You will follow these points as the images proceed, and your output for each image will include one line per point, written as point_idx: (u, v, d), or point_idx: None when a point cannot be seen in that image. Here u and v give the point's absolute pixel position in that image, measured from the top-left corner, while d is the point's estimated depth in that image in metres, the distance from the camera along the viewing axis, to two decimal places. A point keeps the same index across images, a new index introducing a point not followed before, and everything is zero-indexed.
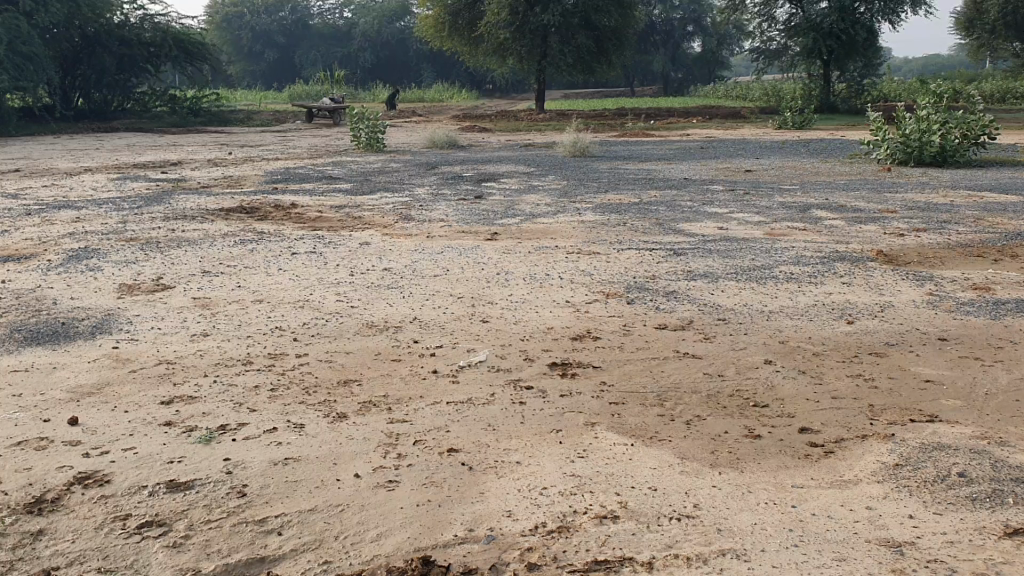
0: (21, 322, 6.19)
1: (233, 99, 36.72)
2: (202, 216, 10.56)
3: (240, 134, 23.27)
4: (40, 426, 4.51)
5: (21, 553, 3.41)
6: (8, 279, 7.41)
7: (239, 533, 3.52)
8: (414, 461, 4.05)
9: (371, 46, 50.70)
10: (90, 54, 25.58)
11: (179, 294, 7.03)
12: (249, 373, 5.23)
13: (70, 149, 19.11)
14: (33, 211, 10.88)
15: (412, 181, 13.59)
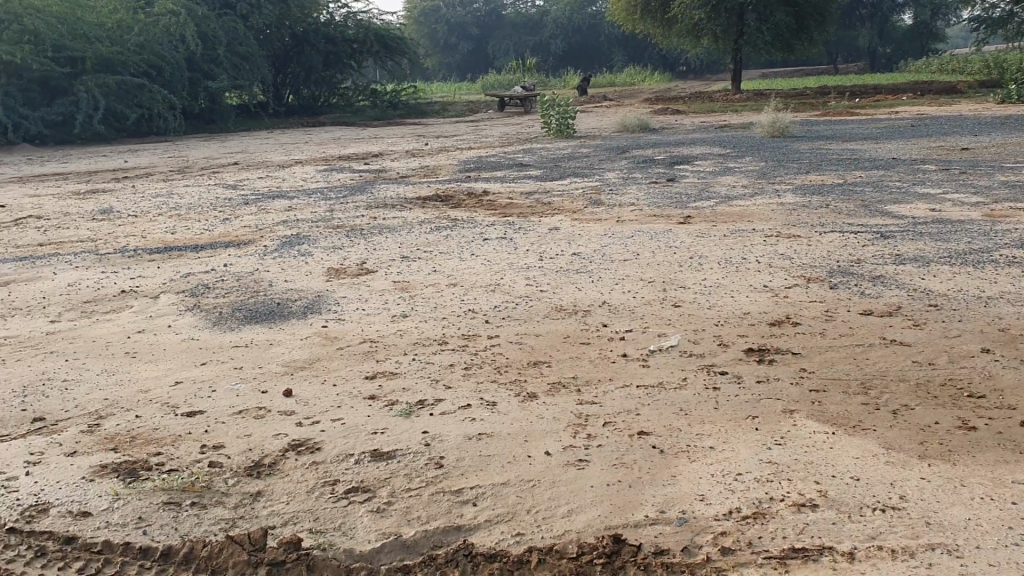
0: (240, 302, 6.69)
1: (430, 92, 38.02)
2: (401, 204, 11.00)
3: (436, 124, 24.07)
4: (258, 396, 4.86)
5: (242, 511, 3.69)
6: (229, 263, 8.03)
7: (437, 502, 3.66)
8: (605, 441, 4.05)
9: (562, 34, 50.91)
10: (300, 53, 27.14)
11: (380, 277, 7.37)
12: (445, 353, 5.41)
13: (282, 142, 20.36)
14: (251, 201, 11.71)
15: (603, 165, 13.57)
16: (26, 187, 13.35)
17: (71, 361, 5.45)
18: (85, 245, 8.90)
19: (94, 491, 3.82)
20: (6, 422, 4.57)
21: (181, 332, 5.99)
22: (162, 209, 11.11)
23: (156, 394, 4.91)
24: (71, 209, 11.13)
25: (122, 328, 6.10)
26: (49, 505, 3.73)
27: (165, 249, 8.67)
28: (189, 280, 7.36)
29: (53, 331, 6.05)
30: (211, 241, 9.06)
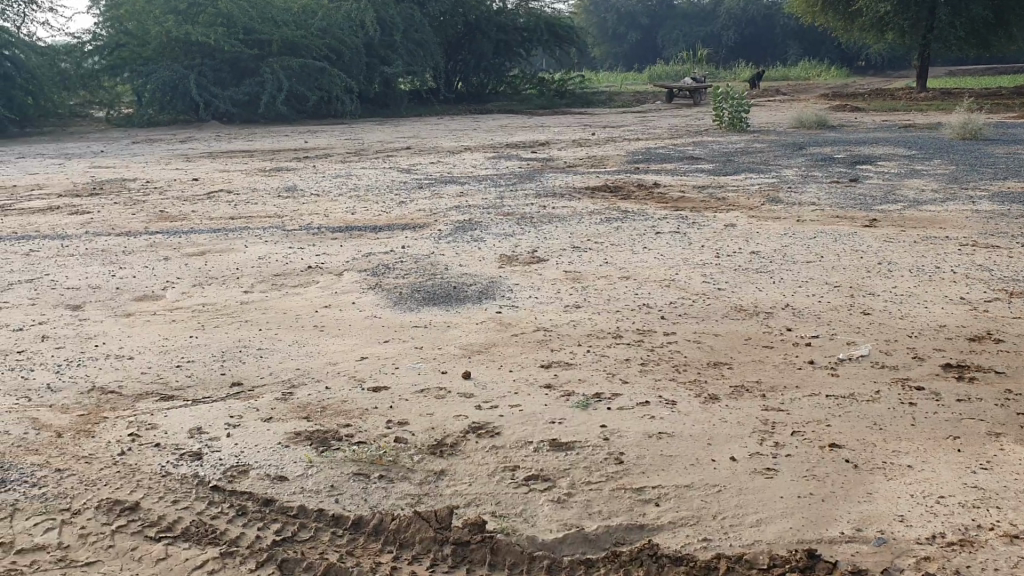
0: (419, 283, 6.86)
1: (597, 81, 37.88)
2: (570, 194, 11.01)
3: (603, 114, 23.99)
4: (438, 377, 4.96)
5: (427, 489, 3.77)
6: (407, 244, 8.24)
7: (619, 498, 3.62)
8: (794, 452, 3.91)
9: (735, 25, 49.59)
10: (471, 40, 27.55)
11: (553, 266, 7.38)
12: (620, 346, 5.35)
13: (452, 128, 20.74)
14: (424, 185, 11.98)
15: (779, 162, 13.13)
16: (217, 163, 14.13)
17: (263, 330, 5.73)
18: (271, 220, 9.33)
19: (288, 457, 3.99)
20: (208, 384, 4.83)
21: (363, 310, 6.19)
22: (342, 190, 11.52)
23: (342, 368, 5.09)
24: (258, 185, 11.72)
25: (309, 303, 6.36)
26: (248, 467, 3.91)
27: (345, 228, 8.98)
28: (370, 260, 7.60)
29: (246, 301, 6.37)
30: (388, 222, 9.33)
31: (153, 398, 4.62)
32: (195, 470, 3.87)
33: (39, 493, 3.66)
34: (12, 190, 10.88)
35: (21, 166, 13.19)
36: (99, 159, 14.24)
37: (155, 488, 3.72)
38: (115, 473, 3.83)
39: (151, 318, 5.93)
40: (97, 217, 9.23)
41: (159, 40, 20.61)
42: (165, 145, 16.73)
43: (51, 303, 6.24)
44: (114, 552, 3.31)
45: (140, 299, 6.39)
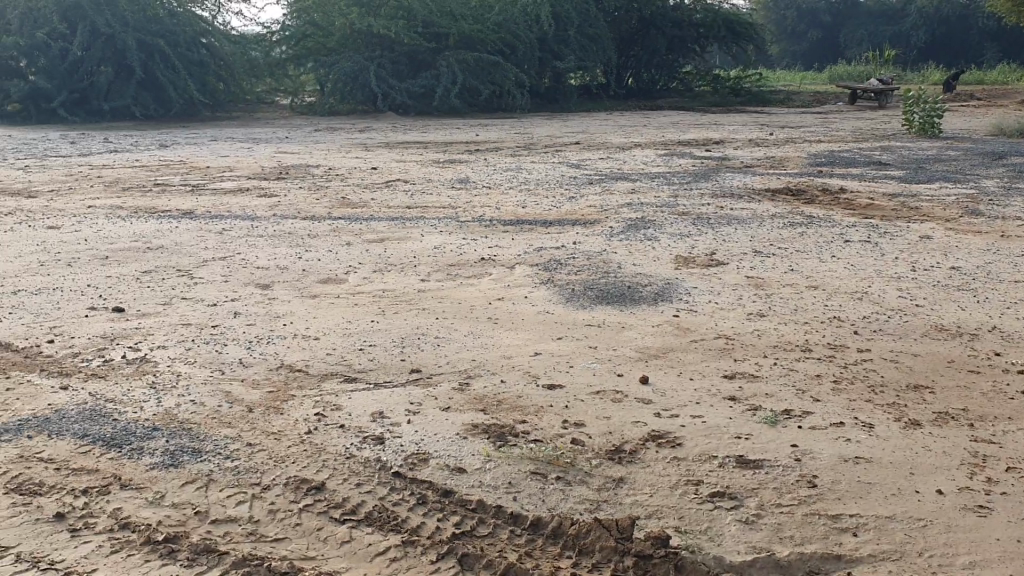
0: (593, 281, 6.74)
1: (772, 79, 36.64)
2: (749, 195, 10.63)
3: (780, 114, 23.18)
4: (616, 380, 4.83)
5: (607, 495, 3.66)
6: (580, 240, 8.16)
7: (813, 524, 3.42)
8: (1010, 491, 3.59)
9: (925, 25, 46.81)
10: (645, 36, 27.16)
11: (732, 271, 7.11)
12: (810, 361, 5.06)
13: (622, 124, 20.49)
14: (596, 181, 11.88)
15: (976, 171, 12.27)
16: (393, 153, 14.44)
17: (439, 319, 5.77)
18: (445, 211, 9.42)
19: (466, 449, 3.96)
20: (389, 368, 4.89)
21: (537, 305, 6.14)
22: (514, 183, 11.53)
23: (517, 363, 5.04)
24: (433, 176, 11.91)
25: (483, 294, 6.37)
26: (428, 455, 3.90)
27: (518, 221, 8.99)
28: (543, 254, 7.57)
29: (423, 288, 6.45)
30: (560, 217, 9.27)
31: (337, 379, 4.71)
32: (377, 454, 3.90)
33: (231, 465, 3.75)
34: (205, 171, 11.44)
35: (213, 149, 13.89)
36: (284, 145, 14.83)
37: (340, 469, 3.76)
38: (301, 452, 3.90)
39: (334, 301, 6.08)
40: (284, 201, 9.61)
41: (343, 32, 21.36)
42: (344, 133, 17.31)
43: (243, 281, 6.49)
44: (301, 531, 3.35)
45: (323, 282, 6.57)
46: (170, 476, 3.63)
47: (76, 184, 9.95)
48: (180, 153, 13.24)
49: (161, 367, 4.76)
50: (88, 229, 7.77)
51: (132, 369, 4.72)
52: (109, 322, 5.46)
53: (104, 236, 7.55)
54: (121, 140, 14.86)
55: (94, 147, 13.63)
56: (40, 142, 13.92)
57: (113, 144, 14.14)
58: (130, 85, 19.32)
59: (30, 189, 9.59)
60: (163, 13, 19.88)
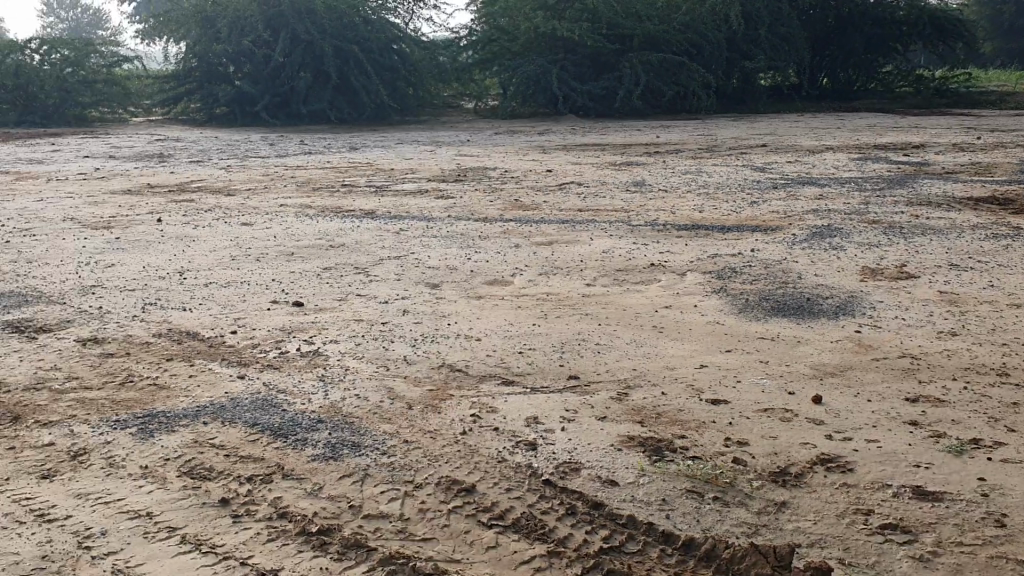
0: (768, 292, 6.45)
1: (983, 79, 34.13)
2: (948, 204, 9.90)
3: (989, 117, 21.54)
4: (785, 397, 4.57)
5: (766, 520, 3.46)
6: (757, 248, 7.85)
7: (999, 569, 3.12)
8: None
9: None
10: (842, 35, 25.91)
11: (923, 285, 6.62)
12: (1006, 387, 4.62)
13: (813, 127, 19.59)
14: (779, 186, 11.43)
15: None
16: (571, 156, 14.40)
17: (602, 325, 5.67)
18: (618, 214, 9.30)
19: (620, 462, 3.85)
20: (547, 373, 4.85)
21: (706, 314, 5.94)
22: (693, 187, 11.23)
23: (681, 375, 4.86)
24: (610, 179, 11.81)
25: (649, 301, 6.22)
26: (580, 465, 3.82)
27: (694, 227, 8.76)
28: (717, 261, 7.33)
29: (588, 293, 6.38)
30: (739, 223, 8.96)
31: (495, 381, 4.72)
32: (529, 460, 3.86)
33: (387, 461, 3.81)
34: (389, 172, 11.79)
35: (399, 151, 14.33)
36: (466, 148, 15.10)
37: (491, 473, 3.74)
38: (455, 452, 3.90)
39: (499, 303, 6.09)
40: (460, 202, 9.76)
41: (529, 35, 21.60)
42: (525, 136, 17.50)
43: (414, 281, 6.62)
44: (448, 532, 3.34)
45: (491, 283, 6.61)
46: (328, 469, 3.72)
47: (270, 184, 10.51)
48: (368, 155, 13.75)
49: (331, 361, 4.91)
50: (277, 226, 8.17)
51: (305, 361, 4.90)
52: (288, 314, 5.71)
53: (291, 233, 7.91)
54: (314, 142, 15.60)
55: (290, 148, 14.36)
56: (242, 144, 14.81)
57: (307, 145, 14.85)
58: (326, 90, 20.30)
59: (229, 187, 10.24)
60: (358, 20, 20.79)
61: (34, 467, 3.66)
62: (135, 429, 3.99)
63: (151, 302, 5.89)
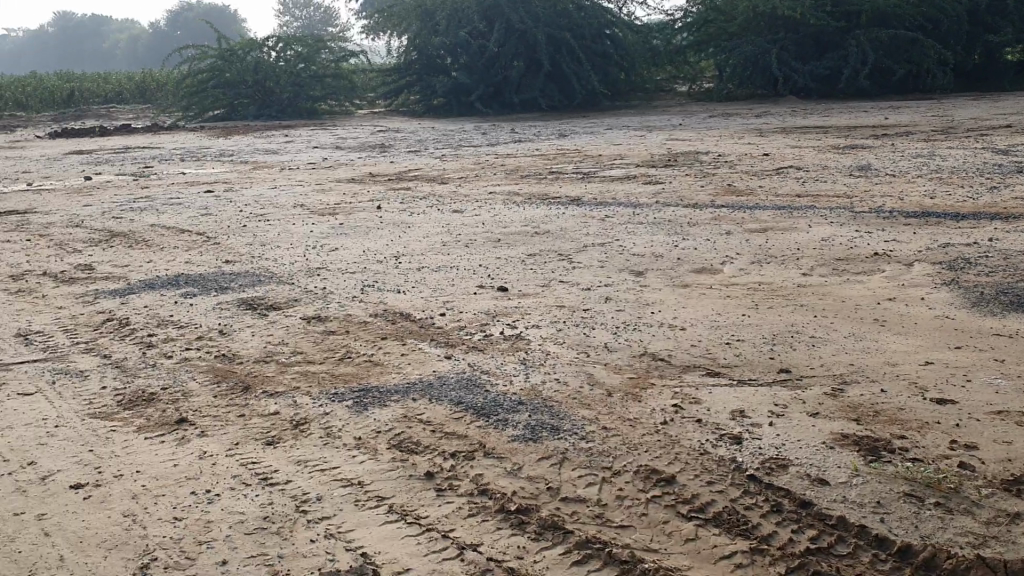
0: (1008, 285, 5.88)
1: None
2: None
3: None
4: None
5: (996, 531, 3.13)
6: (997, 237, 7.19)
7: None
8: None
9: None
10: None
11: None
12: None
13: None
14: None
15: None
16: (790, 140, 13.74)
17: (817, 317, 5.27)
18: (839, 200, 8.79)
19: (832, 460, 3.56)
20: (755, 366, 4.49)
21: (934, 308, 5.49)
22: (926, 172, 10.42)
23: (903, 371, 4.49)
24: (831, 163, 11.20)
25: (871, 293, 5.78)
26: (788, 462, 3.54)
27: (924, 214, 8.13)
28: (949, 252, 6.77)
29: (803, 283, 5.96)
30: (977, 210, 8.24)
31: (700, 372, 4.39)
32: (733, 454, 3.60)
33: (586, 446, 3.64)
34: (598, 158, 11.71)
35: (609, 137, 14.24)
36: (678, 133, 14.77)
37: (692, 464, 3.51)
38: (655, 442, 3.68)
39: (708, 292, 5.70)
40: (669, 187, 9.41)
41: (746, 15, 20.85)
42: (740, 119, 16.93)
43: (619, 267, 6.28)
44: (647, 522, 3.17)
45: (700, 271, 6.20)
46: (527, 450, 3.63)
47: (481, 172, 10.71)
48: (578, 142, 13.76)
49: (532, 345, 4.76)
50: (486, 212, 8.27)
51: (507, 345, 4.78)
52: (492, 300, 5.63)
53: (498, 219, 7.93)
54: (526, 130, 15.83)
55: (502, 137, 14.64)
56: (457, 133, 15.26)
57: (520, 134, 15.09)
58: (539, 78, 20.57)
59: (443, 175, 10.57)
60: (572, 7, 20.83)
61: (261, 433, 3.95)
62: (350, 402, 4.22)
63: (368, 285, 6.16)
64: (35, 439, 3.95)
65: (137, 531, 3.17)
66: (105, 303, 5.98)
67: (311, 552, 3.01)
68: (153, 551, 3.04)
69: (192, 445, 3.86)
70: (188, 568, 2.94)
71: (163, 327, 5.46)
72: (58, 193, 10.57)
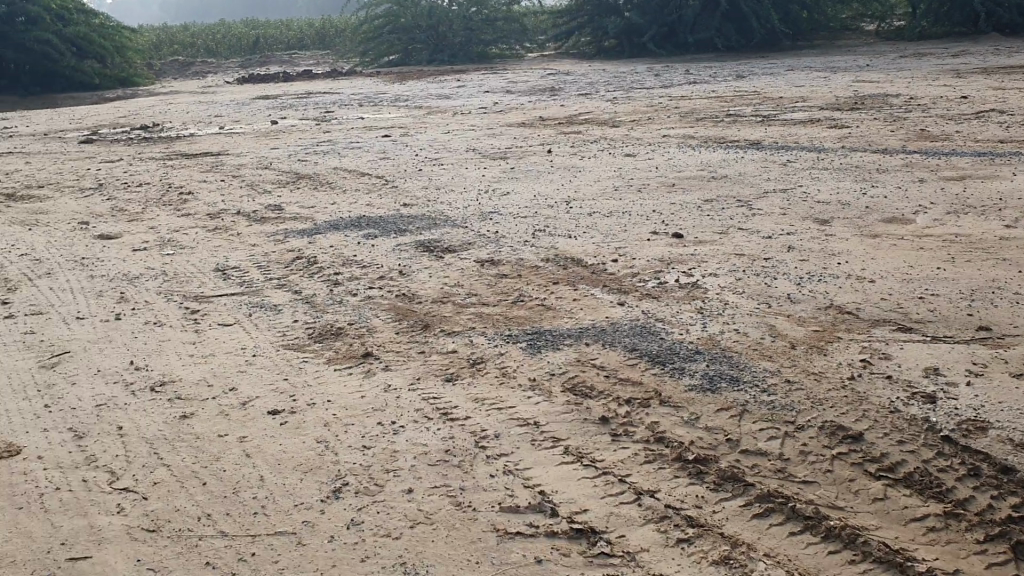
0: None
1: None
2: None
3: None
4: None
5: None
6: None
7: None
8: None
9: None
10: None
11: None
12: None
13: None
14: None
15: None
16: (993, 80, 12.67)
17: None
18: None
19: None
20: (952, 323, 4.22)
21: None
22: None
23: None
24: None
25: None
26: (987, 425, 3.32)
27: None
28: None
29: (1008, 236, 5.50)
30: None
31: (890, 327, 4.18)
32: (926, 414, 3.41)
33: (767, 400, 3.55)
34: (778, 100, 11.22)
35: (789, 78, 13.60)
36: (866, 74, 13.91)
37: (881, 422, 3.36)
38: (841, 398, 3.54)
39: (899, 244, 5.37)
40: (855, 131, 8.91)
41: None
42: (936, 59, 15.73)
43: (801, 216, 6.03)
44: (832, 478, 3.07)
45: (889, 221, 5.86)
46: (705, 401, 3.56)
47: (653, 115, 10.48)
48: (757, 83, 13.21)
49: (710, 294, 4.65)
50: (659, 157, 8.10)
51: (683, 293, 4.70)
52: (667, 247, 5.51)
53: (672, 164, 7.76)
54: (700, 72, 15.37)
55: (674, 79, 14.26)
56: (629, 76, 14.98)
57: (693, 75, 14.66)
58: (715, 17, 19.77)
59: (616, 119, 10.43)
60: None
61: (441, 370, 4.07)
62: (526, 343, 4.26)
63: (541, 229, 6.17)
64: (236, 365, 4.23)
65: (330, 457, 3.35)
66: (293, 242, 6.28)
67: (491, 487, 3.08)
68: (344, 476, 3.21)
69: (376, 378, 4.02)
70: (377, 494, 3.08)
71: (348, 266, 5.69)
72: (248, 136, 11.15)
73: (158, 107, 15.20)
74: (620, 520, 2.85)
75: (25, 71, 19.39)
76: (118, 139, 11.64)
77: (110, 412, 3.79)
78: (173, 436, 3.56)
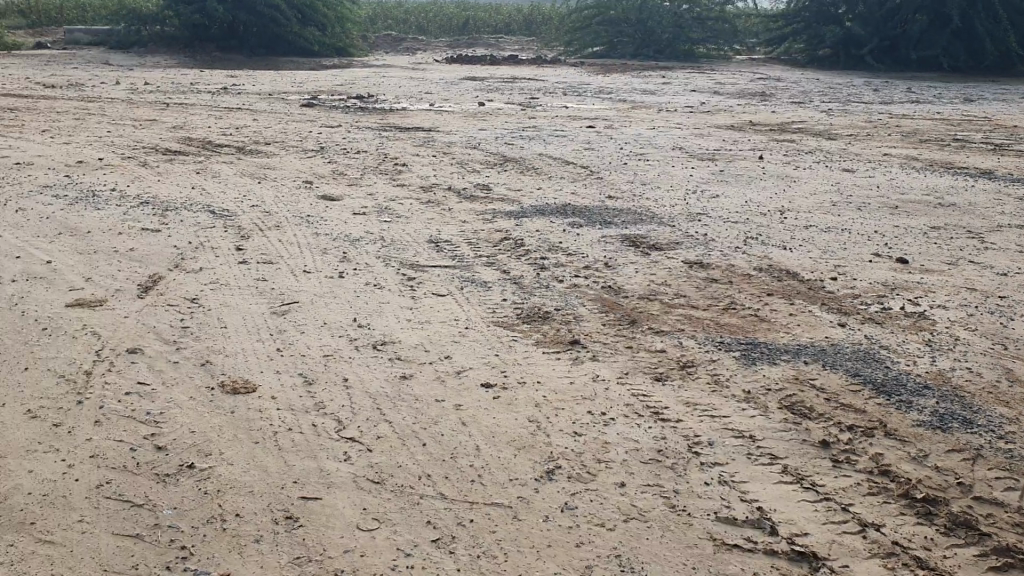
0: None
1: None
2: None
3: None
4: None
5: None
6: None
7: None
8: None
9: None
10: None
11: None
12: None
13: None
14: None
15: None
16: None
17: None
18: None
19: None
20: None
21: None
22: None
23: None
24: None
25: None
26: None
27: None
28: None
29: None
30: None
31: None
32: None
33: (1004, 447, 3.33)
34: (1012, 129, 10.50)
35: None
36: None
37: None
38: None
39: None
40: None
41: None
42: None
43: None
44: None
45: None
46: (936, 439, 3.39)
47: (873, 131, 10.04)
48: (987, 108, 12.40)
49: (939, 327, 4.41)
50: (880, 175, 7.75)
51: (908, 322, 4.49)
52: (890, 272, 5.27)
53: (895, 185, 7.41)
54: (921, 90, 14.59)
55: (895, 96, 13.60)
56: (844, 88, 14.42)
57: (915, 94, 13.93)
58: (945, 34, 18.68)
59: (831, 131, 10.05)
60: None
61: (650, 367, 4.04)
62: (738, 352, 4.17)
63: (752, 236, 6.03)
64: (450, 335, 4.37)
65: (543, 438, 3.40)
66: (501, 222, 6.41)
67: (706, 494, 3.04)
68: (558, 459, 3.25)
69: (586, 367, 4.05)
70: (590, 482, 3.11)
71: (554, 252, 5.75)
72: (457, 115, 11.46)
73: (372, 78, 15.84)
74: (843, 550, 2.77)
75: (253, 34, 20.35)
76: (336, 106, 12.22)
77: (336, 364, 4.00)
78: (393, 395, 3.71)
